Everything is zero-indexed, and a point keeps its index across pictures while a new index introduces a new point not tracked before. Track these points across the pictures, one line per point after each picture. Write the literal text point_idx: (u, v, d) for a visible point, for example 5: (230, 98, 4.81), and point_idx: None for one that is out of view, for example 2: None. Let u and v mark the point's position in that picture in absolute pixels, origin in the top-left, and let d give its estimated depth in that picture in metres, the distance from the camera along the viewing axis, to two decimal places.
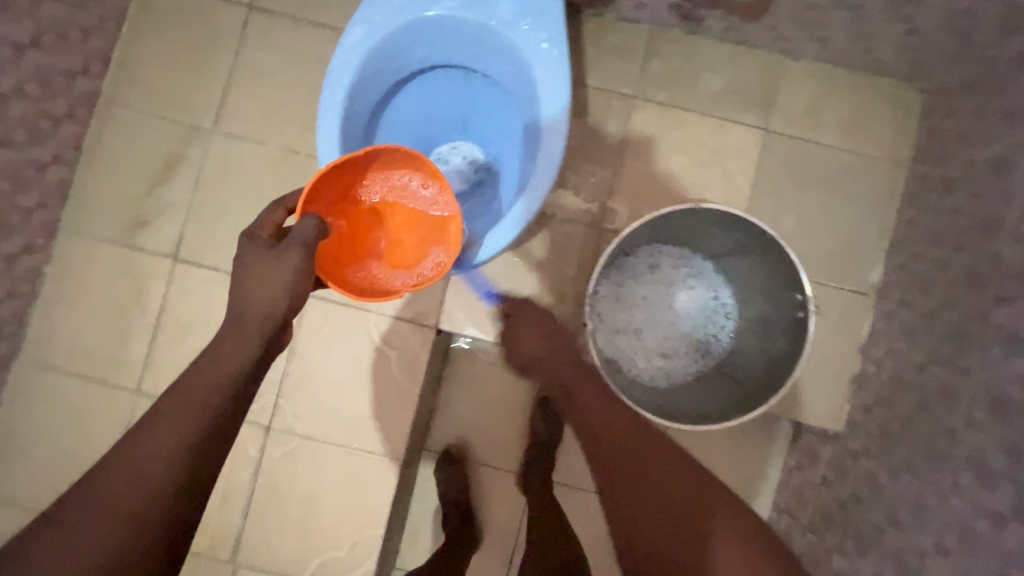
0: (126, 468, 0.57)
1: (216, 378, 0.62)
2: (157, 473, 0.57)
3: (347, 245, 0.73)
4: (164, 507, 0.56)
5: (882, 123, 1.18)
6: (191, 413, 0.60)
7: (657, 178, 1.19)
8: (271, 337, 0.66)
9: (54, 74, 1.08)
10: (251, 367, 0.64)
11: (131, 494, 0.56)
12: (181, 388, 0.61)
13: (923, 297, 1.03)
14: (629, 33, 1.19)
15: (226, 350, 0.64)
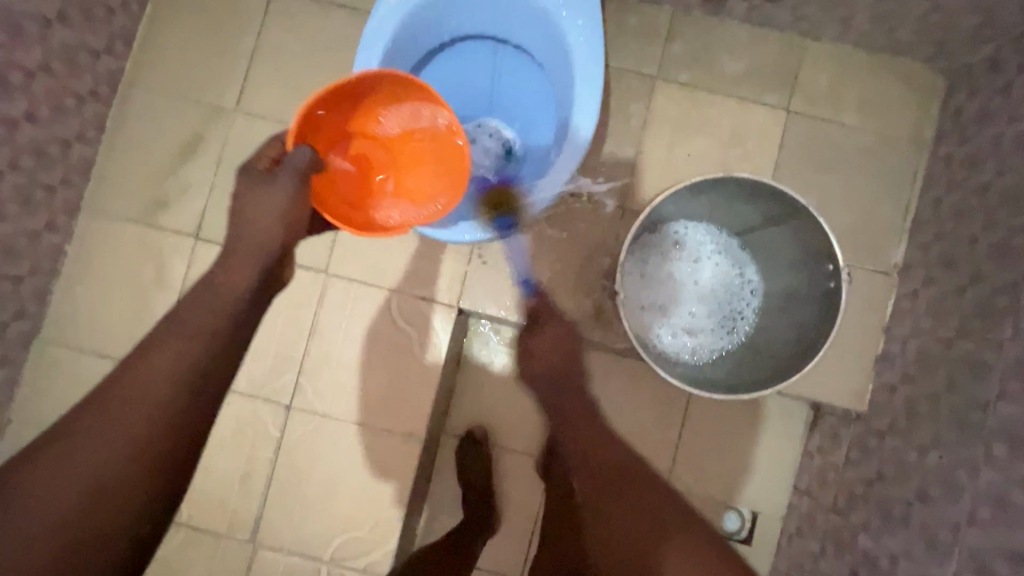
0: (143, 369, 0.66)
1: (216, 306, 0.70)
2: (166, 391, 0.65)
3: (356, 180, 0.79)
4: (174, 405, 0.65)
5: (905, 104, 1.18)
6: (192, 336, 0.68)
7: (679, 158, 1.19)
8: (263, 273, 0.74)
9: (79, 52, 1.09)
10: (247, 295, 0.72)
11: (144, 391, 0.65)
12: (190, 305, 0.71)
13: (949, 274, 1.03)
14: (651, 15, 1.19)
15: (220, 284, 0.72)
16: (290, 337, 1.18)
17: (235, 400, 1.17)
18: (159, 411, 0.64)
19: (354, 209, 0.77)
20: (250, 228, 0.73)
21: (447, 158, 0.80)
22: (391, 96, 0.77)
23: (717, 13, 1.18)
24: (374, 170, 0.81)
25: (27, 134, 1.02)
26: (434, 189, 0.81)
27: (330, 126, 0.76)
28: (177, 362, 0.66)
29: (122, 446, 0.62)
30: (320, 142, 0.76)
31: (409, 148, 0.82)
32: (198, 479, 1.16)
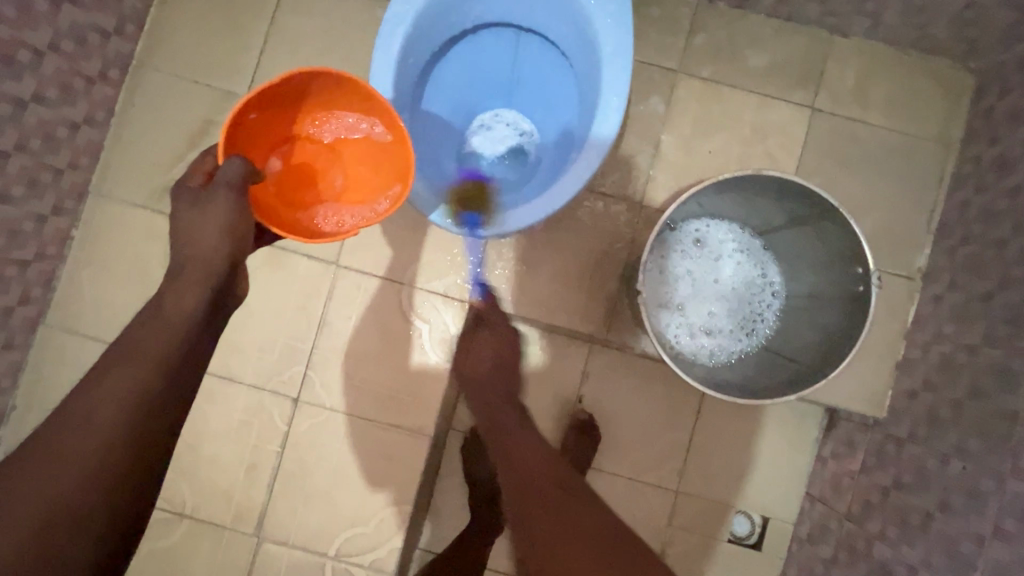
0: (104, 388, 0.61)
1: (165, 331, 0.66)
2: (106, 424, 0.60)
3: (294, 186, 0.79)
4: (134, 425, 0.61)
5: (933, 103, 1.14)
6: (139, 363, 0.63)
7: (699, 154, 1.16)
8: (212, 293, 0.69)
9: (89, 32, 1.06)
10: (195, 318, 0.68)
11: (107, 412, 0.60)
12: (151, 320, 0.66)
13: (975, 279, 1.00)
14: (674, 6, 1.16)
15: (167, 307, 0.67)
16: (298, 329, 1.16)
17: (242, 391, 1.15)
18: (98, 448, 0.59)
19: (295, 215, 0.76)
20: (194, 251, 0.69)
21: (387, 155, 0.78)
22: (325, 95, 0.75)
23: (742, 6, 1.15)
24: (314, 172, 0.80)
25: (35, 115, 1.00)
26: (377, 188, 0.79)
27: (260, 131, 0.74)
28: (123, 392, 0.61)
29: (57, 488, 0.57)
30: (252, 152, 0.74)
31: (348, 147, 0.80)
32: (202, 470, 1.14)
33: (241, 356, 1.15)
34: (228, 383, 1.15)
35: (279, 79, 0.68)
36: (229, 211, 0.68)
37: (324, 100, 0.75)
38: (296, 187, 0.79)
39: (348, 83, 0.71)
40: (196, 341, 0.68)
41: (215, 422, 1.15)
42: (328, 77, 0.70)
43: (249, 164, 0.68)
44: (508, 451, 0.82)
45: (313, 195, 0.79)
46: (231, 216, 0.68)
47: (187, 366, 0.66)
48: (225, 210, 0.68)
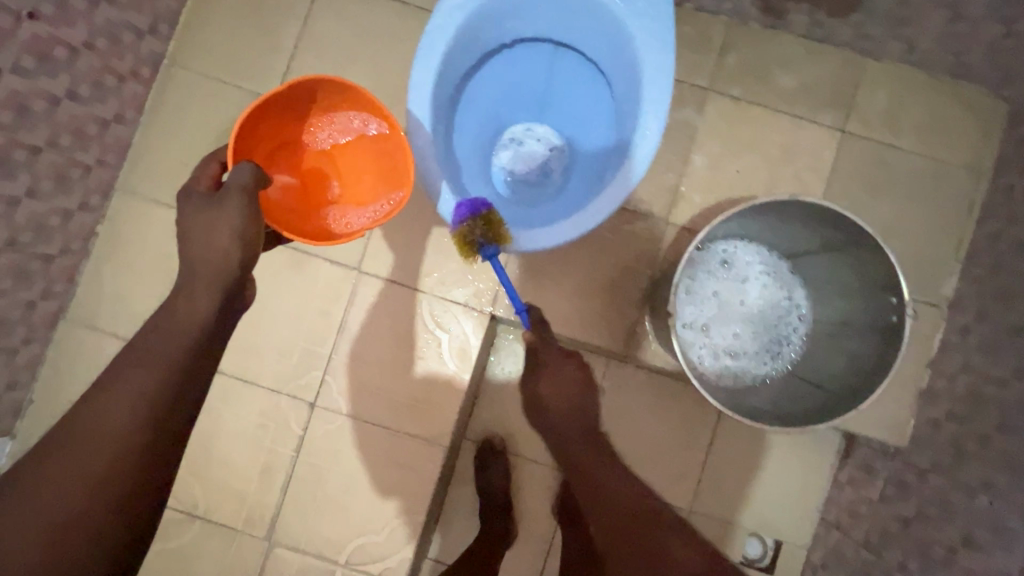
0: (119, 393, 0.59)
1: (175, 337, 0.63)
2: (118, 435, 0.58)
3: (298, 191, 0.85)
4: (147, 429, 0.59)
5: (966, 130, 1.13)
6: (150, 372, 0.61)
7: (727, 173, 1.15)
8: (223, 300, 0.66)
9: (123, 31, 1.07)
10: (208, 325, 0.65)
11: (120, 419, 0.58)
12: (165, 320, 0.64)
13: (1005, 310, 0.99)
14: (707, 24, 1.16)
15: (178, 311, 0.64)
16: (318, 333, 1.15)
17: (259, 394, 1.15)
18: (109, 460, 0.57)
19: (308, 218, 0.83)
20: (199, 257, 0.66)
21: (383, 158, 0.85)
22: (324, 102, 0.81)
23: (775, 26, 1.15)
24: (317, 177, 0.87)
25: (67, 111, 1.00)
26: (375, 191, 0.86)
27: (263, 138, 0.80)
28: (135, 402, 0.59)
29: (70, 499, 0.56)
30: (261, 157, 0.81)
31: (347, 151, 0.86)
32: (217, 471, 1.14)
33: (260, 358, 1.15)
34: (246, 385, 1.15)
35: (282, 87, 0.73)
36: (244, 217, 0.67)
37: (327, 106, 0.82)
38: (304, 191, 0.86)
39: (347, 88, 0.76)
40: (207, 349, 0.64)
41: (231, 424, 1.14)
42: (327, 84, 0.76)
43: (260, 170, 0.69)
44: (613, 513, 0.84)
45: (316, 199, 0.86)
46: (245, 222, 0.67)
47: (198, 374, 0.63)
48: (237, 216, 0.67)
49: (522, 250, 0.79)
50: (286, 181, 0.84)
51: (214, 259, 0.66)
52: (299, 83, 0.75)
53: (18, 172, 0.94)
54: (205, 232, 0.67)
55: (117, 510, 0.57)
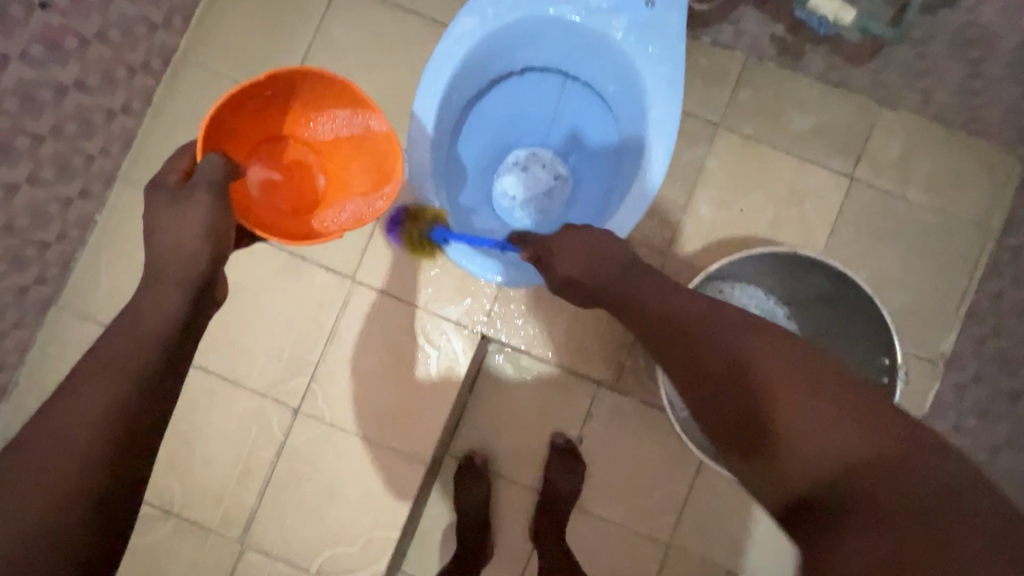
0: (86, 395, 0.57)
1: (139, 340, 0.60)
2: (71, 447, 0.54)
3: (279, 185, 0.84)
4: (118, 427, 0.56)
5: (977, 186, 1.12)
6: (116, 374, 0.58)
7: (731, 210, 1.14)
8: (192, 301, 0.64)
9: (137, 23, 1.06)
10: (177, 324, 0.62)
11: (88, 420, 0.55)
12: (133, 318, 0.62)
13: (1005, 375, 0.97)
14: (723, 58, 1.14)
15: (144, 314, 0.62)
16: (308, 338, 1.15)
17: (244, 396, 1.14)
18: (64, 473, 0.53)
19: (293, 214, 0.83)
20: (167, 255, 0.64)
21: (366, 154, 0.85)
22: (307, 96, 0.80)
23: (792, 67, 1.13)
24: (299, 172, 0.86)
25: (74, 101, 1.00)
26: (362, 188, 0.85)
27: (241, 131, 0.79)
28: (104, 401, 0.56)
29: (27, 516, 0.52)
30: (242, 150, 0.80)
31: (334, 144, 0.86)
32: (197, 468, 1.14)
33: (247, 360, 1.15)
34: (231, 386, 1.14)
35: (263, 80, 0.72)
36: (215, 209, 0.65)
37: (314, 98, 0.80)
38: (289, 185, 0.85)
39: (331, 82, 0.76)
40: (176, 352, 0.62)
41: (214, 424, 1.14)
42: (309, 81, 0.76)
43: (227, 164, 0.67)
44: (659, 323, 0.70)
45: (299, 195, 0.86)
46: (216, 216, 0.65)
47: (163, 377, 0.60)
48: (202, 212, 0.65)
49: (519, 284, 0.82)
50: (268, 176, 0.84)
51: (180, 256, 0.64)
52: (279, 77, 0.74)
53: (20, 160, 0.94)
54: (169, 231, 0.64)
55: (69, 529, 0.53)
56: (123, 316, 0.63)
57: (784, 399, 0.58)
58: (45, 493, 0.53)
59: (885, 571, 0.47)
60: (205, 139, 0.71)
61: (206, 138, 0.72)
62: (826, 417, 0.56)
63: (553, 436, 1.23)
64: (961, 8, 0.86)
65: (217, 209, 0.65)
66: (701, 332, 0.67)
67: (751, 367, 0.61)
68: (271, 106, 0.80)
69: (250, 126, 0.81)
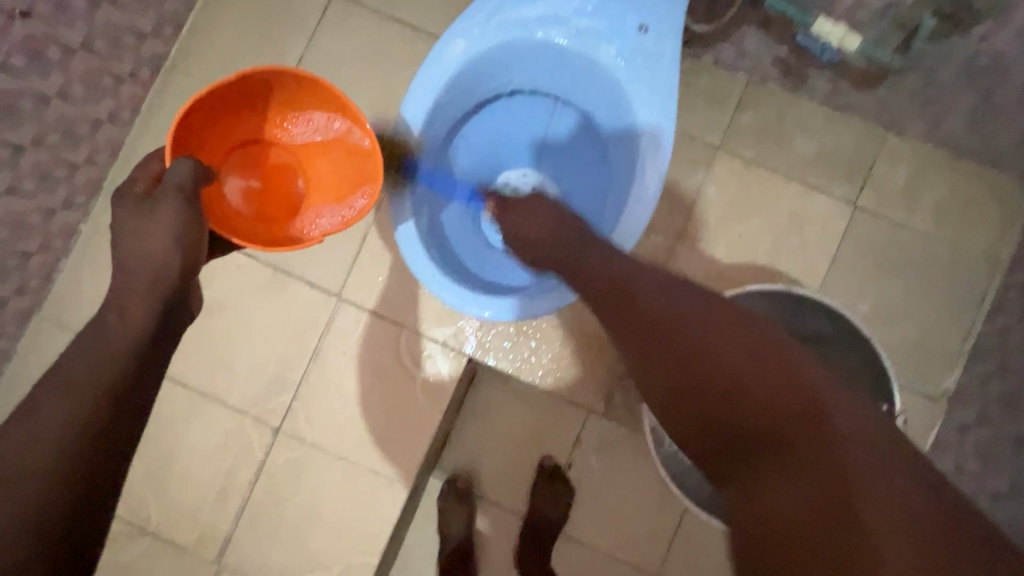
0: (48, 412, 0.53)
1: (106, 349, 0.56)
2: (36, 464, 0.51)
3: (258, 191, 0.80)
4: (80, 449, 0.52)
5: (986, 218, 1.07)
6: (80, 391, 0.54)
7: (729, 236, 1.11)
8: (162, 308, 0.60)
9: (124, 33, 1.04)
10: (147, 337, 0.58)
11: (48, 440, 0.52)
12: (98, 331, 0.57)
13: (1010, 419, 0.93)
14: (725, 79, 1.11)
15: (110, 327, 0.58)
16: (291, 356, 1.12)
17: (224, 413, 1.12)
18: (31, 492, 0.50)
19: (275, 221, 0.79)
20: (134, 263, 0.60)
21: (348, 157, 0.81)
22: (283, 97, 0.77)
23: (796, 89, 1.10)
24: (278, 176, 0.82)
25: (56, 111, 0.97)
26: (345, 190, 0.81)
27: (213, 136, 0.75)
28: (67, 420, 0.52)
29: None
30: (216, 156, 0.76)
31: (313, 146, 0.82)
32: (175, 486, 1.11)
33: (229, 377, 1.12)
34: (212, 403, 1.12)
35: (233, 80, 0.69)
36: (184, 216, 0.61)
37: (289, 98, 0.77)
38: (269, 191, 0.81)
39: (307, 82, 0.73)
40: (147, 360, 0.58)
41: (194, 442, 1.12)
42: (284, 81, 0.73)
43: (199, 168, 0.63)
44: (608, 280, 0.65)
45: (278, 201, 0.81)
46: (185, 224, 0.61)
47: (133, 392, 0.56)
48: (172, 218, 0.61)
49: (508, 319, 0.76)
50: (245, 183, 0.80)
51: (148, 267, 0.60)
52: (254, 75, 0.70)
53: None
54: (138, 244, 0.61)
55: (36, 549, 0.50)
56: (89, 327, 0.58)
57: (729, 358, 0.53)
58: (11, 514, 0.49)
59: (807, 529, 0.42)
60: (175, 144, 0.68)
61: (177, 140, 0.68)
62: (770, 383, 0.50)
63: (541, 460, 1.20)
64: None
65: (186, 217, 0.61)
66: (647, 292, 0.61)
67: (737, 359, 0.52)
68: (244, 108, 0.76)
69: (222, 130, 0.76)
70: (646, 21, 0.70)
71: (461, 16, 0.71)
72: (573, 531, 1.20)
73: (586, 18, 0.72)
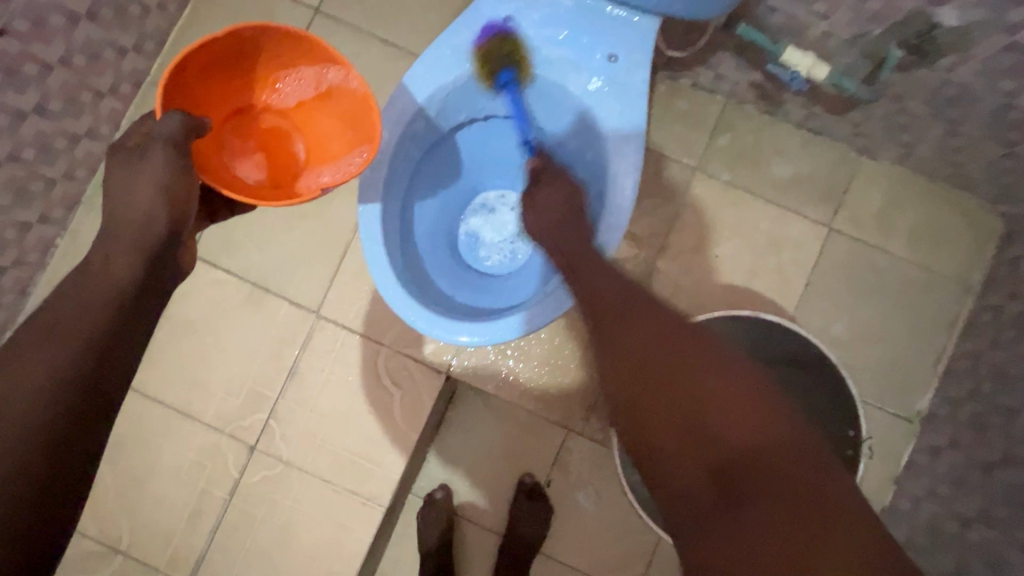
0: (23, 363, 0.50)
1: (90, 302, 0.54)
2: (20, 420, 0.48)
3: (260, 153, 0.76)
4: (61, 401, 0.50)
5: (959, 243, 1.09)
6: (61, 342, 0.51)
7: (706, 256, 1.12)
8: (152, 261, 0.58)
9: (104, 49, 1.04)
10: (133, 291, 0.56)
11: (25, 391, 0.49)
12: (81, 281, 0.55)
13: (979, 442, 0.94)
14: (702, 102, 1.13)
15: (93, 279, 0.55)
16: (268, 373, 1.12)
17: (199, 430, 1.11)
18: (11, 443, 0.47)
19: (278, 183, 0.75)
20: (123, 216, 0.58)
21: (345, 113, 0.75)
22: (277, 58, 0.71)
23: (772, 113, 1.11)
24: (277, 141, 0.77)
25: (33, 126, 0.97)
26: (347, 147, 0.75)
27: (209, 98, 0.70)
28: (46, 372, 0.50)
29: None
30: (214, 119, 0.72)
31: (312, 104, 0.77)
32: (148, 504, 1.10)
33: (204, 394, 1.11)
34: (187, 420, 1.11)
35: (223, 39, 0.64)
36: (173, 172, 0.59)
37: (280, 54, 0.71)
38: (271, 153, 0.77)
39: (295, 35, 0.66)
40: (134, 312, 0.56)
41: (168, 459, 1.10)
42: (275, 40, 0.68)
43: (190, 119, 0.61)
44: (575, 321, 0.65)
45: (276, 165, 0.76)
46: (175, 178, 0.59)
47: (116, 346, 0.54)
48: (162, 166, 0.58)
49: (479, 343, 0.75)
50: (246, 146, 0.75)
51: (137, 217, 0.58)
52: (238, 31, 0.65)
53: None
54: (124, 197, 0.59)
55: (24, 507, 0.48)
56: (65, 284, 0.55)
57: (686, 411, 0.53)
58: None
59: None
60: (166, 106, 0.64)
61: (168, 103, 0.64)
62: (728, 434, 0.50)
63: (521, 477, 1.19)
64: (938, 68, 0.82)
65: (176, 171, 0.59)
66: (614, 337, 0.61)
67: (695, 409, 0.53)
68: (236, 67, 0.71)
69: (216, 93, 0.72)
70: (615, 52, 0.71)
71: (432, 47, 0.73)
72: (550, 550, 1.19)
73: (557, 48, 0.72)
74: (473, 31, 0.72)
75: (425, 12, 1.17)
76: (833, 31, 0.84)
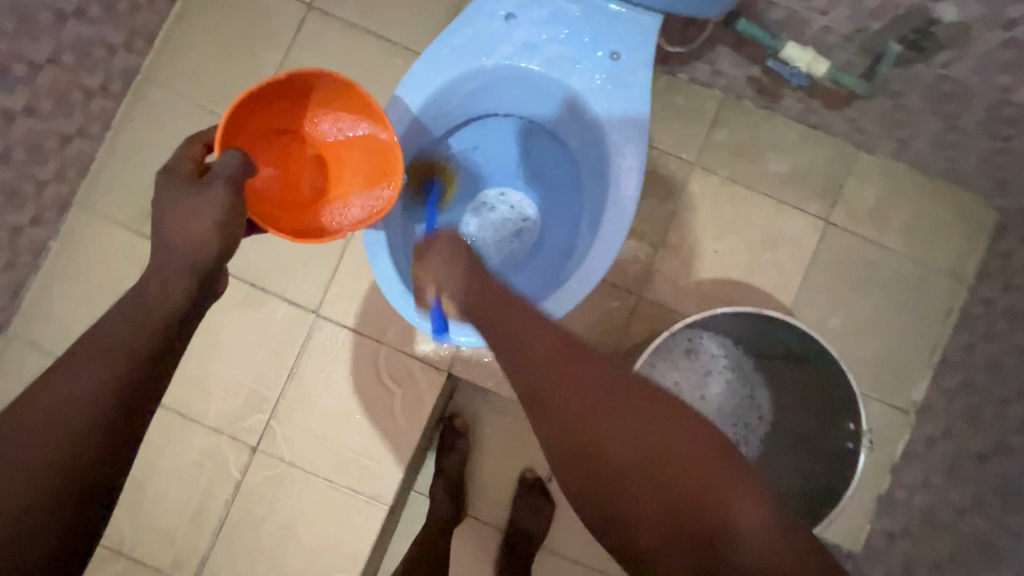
0: (71, 379, 0.48)
1: (139, 322, 0.53)
2: (69, 435, 0.46)
3: (279, 184, 0.72)
4: (109, 417, 0.48)
5: (952, 236, 1.10)
6: (111, 357, 0.50)
7: (703, 252, 1.12)
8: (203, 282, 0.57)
9: (94, 46, 1.02)
10: (183, 313, 0.55)
11: (75, 405, 0.47)
12: (130, 303, 0.54)
13: (972, 432, 0.96)
14: (700, 97, 1.13)
15: (144, 300, 0.54)
16: (268, 374, 1.11)
17: (200, 432, 1.10)
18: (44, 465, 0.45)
19: (294, 219, 0.70)
20: (170, 242, 0.56)
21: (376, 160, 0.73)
22: (322, 102, 0.70)
23: (769, 108, 1.12)
24: (298, 174, 0.73)
25: (23, 126, 0.95)
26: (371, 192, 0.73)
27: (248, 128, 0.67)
28: (96, 386, 0.48)
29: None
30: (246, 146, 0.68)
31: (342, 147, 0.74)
32: (149, 506, 1.10)
33: (203, 396, 1.11)
34: (187, 422, 1.10)
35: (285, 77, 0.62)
36: (230, 205, 0.57)
37: (327, 99, 0.69)
38: (290, 185, 0.72)
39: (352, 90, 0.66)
40: (179, 333, 0.55)
41: (168, 461, 1.10)
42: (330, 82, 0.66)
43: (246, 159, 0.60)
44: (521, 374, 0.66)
45: (294, 198, 0.72)
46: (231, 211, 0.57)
47: (161, 365, 0.53)
48: (221, 199, 0.57)
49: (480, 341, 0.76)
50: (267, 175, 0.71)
51: (187, 248, 0.56)
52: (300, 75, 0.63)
53: None
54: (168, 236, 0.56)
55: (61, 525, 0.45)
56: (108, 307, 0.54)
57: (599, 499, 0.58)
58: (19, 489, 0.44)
59: None
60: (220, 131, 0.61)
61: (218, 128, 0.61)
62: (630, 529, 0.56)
63: (523, 472, 1.21)
64: (936, 63, 0.83)
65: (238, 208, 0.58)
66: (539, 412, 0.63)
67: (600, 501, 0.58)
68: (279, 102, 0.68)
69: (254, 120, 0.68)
70: (618, 49, 0.71)
71: (431, 45, 0.72)
72: (552, 544, 1.20)
73: (559, 46, 0.72)
74: (473, 29, 0.72)
75: (420, 7, 1.16)
76: (832, 26, 0.84)
